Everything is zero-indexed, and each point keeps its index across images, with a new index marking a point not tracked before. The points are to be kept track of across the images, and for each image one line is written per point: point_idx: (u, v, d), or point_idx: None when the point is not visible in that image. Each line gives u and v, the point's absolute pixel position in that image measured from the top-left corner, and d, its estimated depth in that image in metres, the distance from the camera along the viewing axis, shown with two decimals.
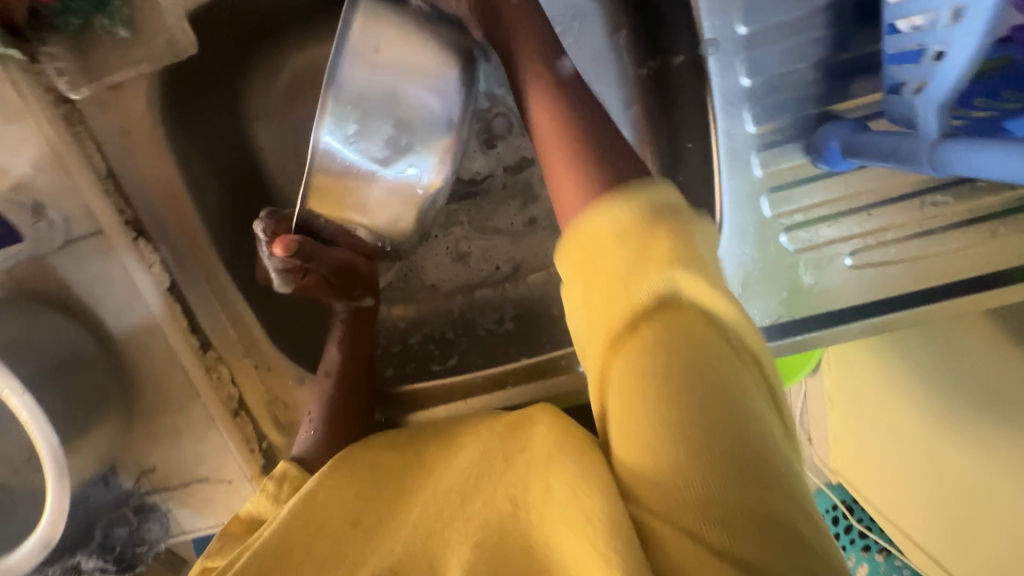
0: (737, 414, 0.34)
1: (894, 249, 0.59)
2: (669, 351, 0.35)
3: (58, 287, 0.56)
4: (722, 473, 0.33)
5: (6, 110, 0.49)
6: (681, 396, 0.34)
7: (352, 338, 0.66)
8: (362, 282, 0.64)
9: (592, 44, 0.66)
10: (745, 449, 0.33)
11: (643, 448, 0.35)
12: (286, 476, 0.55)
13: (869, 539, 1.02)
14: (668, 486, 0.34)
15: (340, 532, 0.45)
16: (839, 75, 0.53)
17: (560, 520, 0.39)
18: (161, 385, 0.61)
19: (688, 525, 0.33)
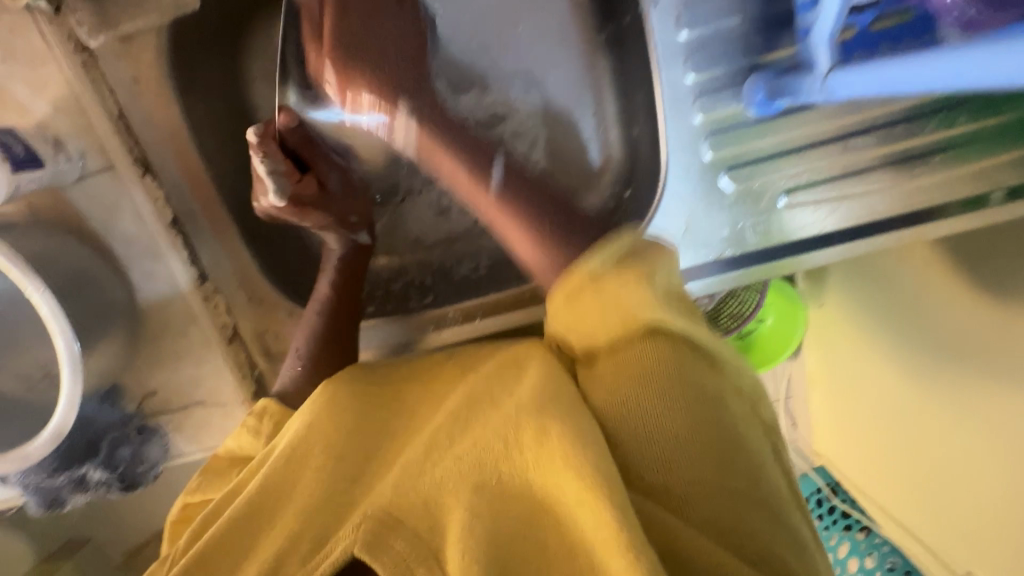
0: (712, 414, 0.48)
1: (823, 190, 0.65)
2: (651, 373, 0.48)
3: (73, 218, 0.63)
4: (706, 461, 0.46)
5: (35, 54, 0.57)
6: (679, 401, 0.47)
7: (346, 273, 0.69)
8: (358, 212, 0.68)
9: (555, 14, 0.75)
10: (721, 441, 0.47)
11: (652, 442, 0.47)
12: (264, 414, 0.63)
13: (851, 518, 1.11)
14: (672, 469, 0.46)
15: (324, 468, 0.53)
16: (767, 29, 0.60)
17: (560, 471, 0.45)
18: (163, 311, 0.68)
19: (680, 500, 0.45)
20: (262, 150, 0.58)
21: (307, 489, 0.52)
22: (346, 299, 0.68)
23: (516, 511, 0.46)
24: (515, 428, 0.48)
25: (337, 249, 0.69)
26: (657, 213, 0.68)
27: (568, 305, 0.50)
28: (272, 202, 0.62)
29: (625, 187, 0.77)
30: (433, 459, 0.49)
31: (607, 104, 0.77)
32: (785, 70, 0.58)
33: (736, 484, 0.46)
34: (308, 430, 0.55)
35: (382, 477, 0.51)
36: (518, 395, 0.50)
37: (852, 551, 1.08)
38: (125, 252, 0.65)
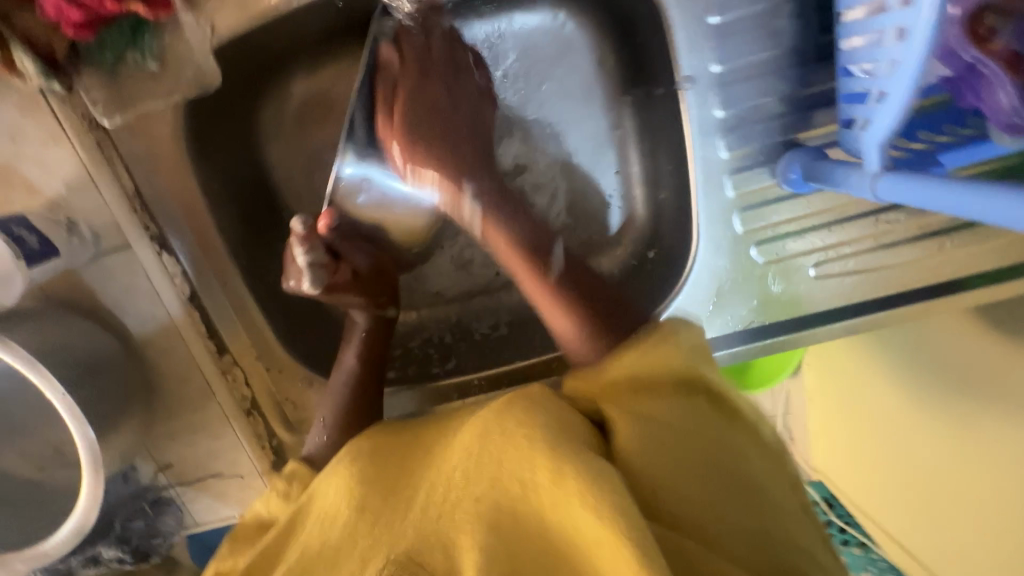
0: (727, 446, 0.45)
1: (852, 261, 0.65)
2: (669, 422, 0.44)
3: (86, 296, 0.61)
4: (734, 504, 0.42)
5: (46, 134, 0.54)
6: (676, 421, 0.45)
7: (371, 347, 0.66)
8: (386, 288, 0.67)
9: (581, 72, 0.73)
10: (739, 477, 0.44)
11: (655, 475, 0.42)
12: (296, 475, 0.60)
13: (850, 534, 1.07)
14: (679, 494, 0.42)
15: (349, 521, 0.50)
16: (803, 107, 0.59)
17: (576, 507, 0.41)
18: (180, 385, 0.66)
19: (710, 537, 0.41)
20: (306, 244, 0.59)
21: (333, 543, 0.49)
22: (371, 377, 0.65)
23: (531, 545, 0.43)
24: (531, 466, 0.44)
25: (363, 324, 0.66)
26: (686, 283, 0.67)
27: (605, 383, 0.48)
28: (305, 290, 0.61)
29: (648, 246, 0.75)
30: (452, 499, 0.46)
31: (631, 163, 0.75)
32: (820, 151, 0.58)
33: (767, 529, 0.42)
34: (338, 485, 0.53)
35: (405, 516, 0.48)
36: (535, 424, 0.46)
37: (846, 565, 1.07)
38: (139, 328, 0.63)
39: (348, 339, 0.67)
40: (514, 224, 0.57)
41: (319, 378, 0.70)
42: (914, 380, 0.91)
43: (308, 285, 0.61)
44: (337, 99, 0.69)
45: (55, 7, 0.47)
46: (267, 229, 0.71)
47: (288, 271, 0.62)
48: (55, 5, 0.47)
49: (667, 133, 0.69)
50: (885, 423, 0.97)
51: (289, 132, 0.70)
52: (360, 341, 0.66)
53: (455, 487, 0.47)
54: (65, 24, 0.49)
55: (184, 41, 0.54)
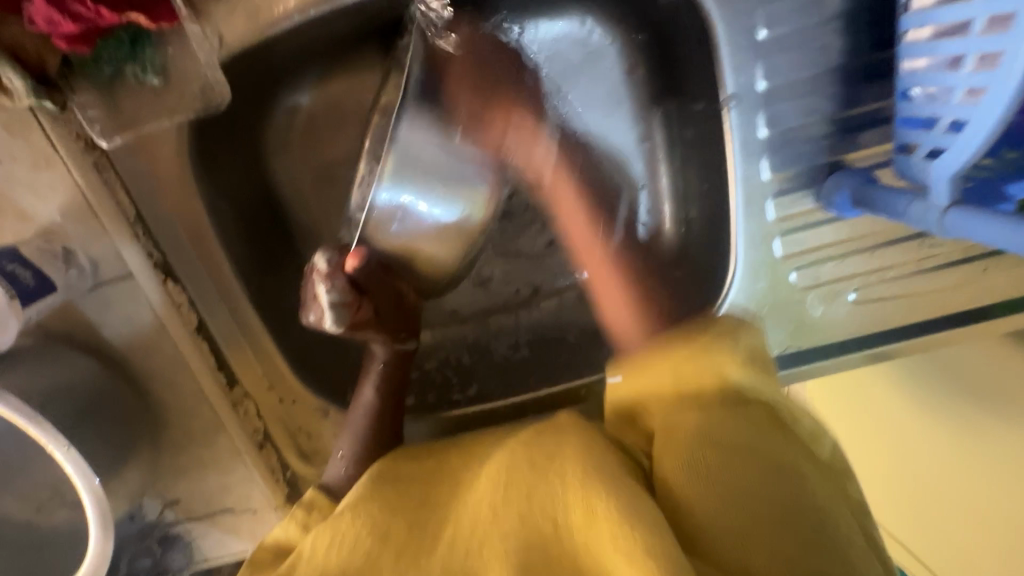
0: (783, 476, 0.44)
1: (893, 286, 0.63)
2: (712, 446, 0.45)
3: (85, 329, 0.56)
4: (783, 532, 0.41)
5: (36, 157, 0.49)
6: (718, 436, 0.45)
7: (391, 381, 0.62)
8: (408, 323, 0.61)
9: (608, 82, 0.69)
10: (793, 506, 0.42)
11: (692, 491, 0.43)
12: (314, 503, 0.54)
13: None
14: (713, 512, 0.42)
15: (370, 550, 0.45)
16: (850, 128, 0.56)
17: (614, 551, 0.39)
18: (188, 420, 0.62)
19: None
20: (329, 282, 0.54)
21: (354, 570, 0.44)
22: (390, 413, 0.61)
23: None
24: (565, 501, 0.43)
25: (381, 357, 0.62)
26: (722, 308, 0.64)
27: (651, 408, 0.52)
28: (326, 327, 0.56)
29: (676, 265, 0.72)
30: (480, 535, 0.44)
31: (660, 178, 0.72)
32: (871, 174, 0.55)
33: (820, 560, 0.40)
34: (355, 507, 0.48)
35: (429, 551, 0.45)
36: (568, 455, 0.46)
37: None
38: (142, 362, 0.58)
39: (364, 372, 0.62)
40: (652, 293, 0.68)
41: (335, 408, 0.66)
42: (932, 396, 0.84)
43: (330, 321, 0.55)
44: (351, 112, 0.65)
45: (47, 20, 0.42)
46: (276, 251, 0.66)
47: (308, 306, 0.56)
48: (47, 17, 0.42)
49: (701, 149, 0.65)
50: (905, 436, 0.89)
51: (299, 146, 0.65)
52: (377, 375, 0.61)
53: (484, 520, 0.45)
54: (57, 36, 0.43)
55: (190, 53, 0.49)
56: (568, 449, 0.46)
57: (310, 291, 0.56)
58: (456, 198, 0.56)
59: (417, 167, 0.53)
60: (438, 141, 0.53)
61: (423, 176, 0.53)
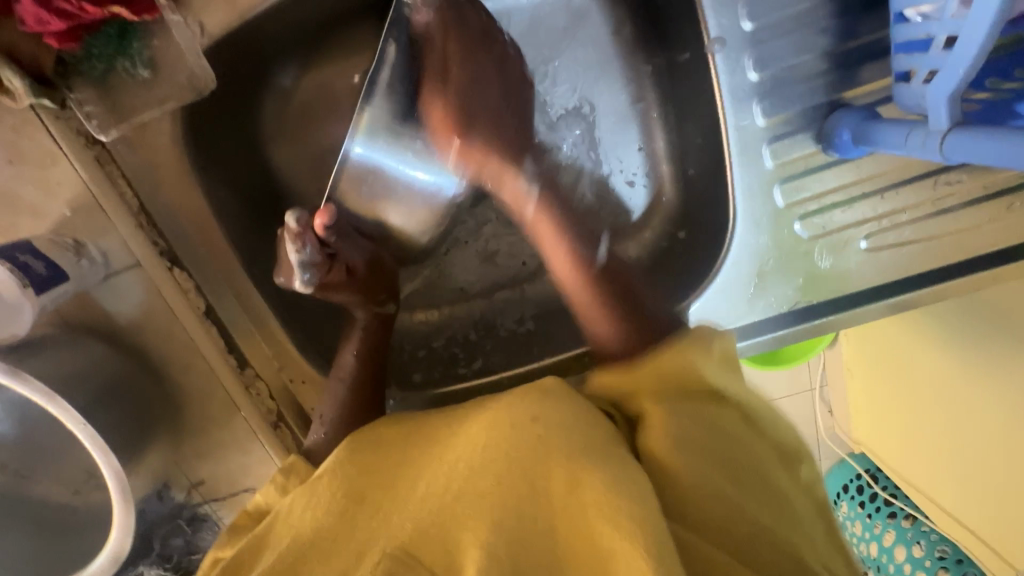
0: (757, 458, 0.47)
1: (909, 231, 0.59)
2: (707, 425, 0.46)
3: (101, 319, 0.58)
4: (756, 504, 0.44)
5: (39, 154, 0.51)
6: (699, 428, 0.46)
7: (374, 346, 0.64)
8: (384, 287, 0.64)
9: (596, 42, 0.68)
10: (763, 480, 0.46)
11: (672, 467, 0.44)
12: (293, 468, 0.56)
13: (894, 506, 1.18)
14: (692, 492, 0.43)
15: (346, 509, 0.49)
16: (850, 61, 0.53)
17: (597, 517, 0.41)
18: (204, 403, 0.64)
19: (733, 544, 0.42)
20: (299, 242, 0.54)
21: (328, 529, 0.48)
22: (371, 383, 0.62)
23: (537, 542, 0.43)
24: (544, 467, 0.45)
25: (362, 322, 0.64)
26: (726, 263, 0.62)
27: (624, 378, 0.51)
28: (296, 288, 0.57)
29: (679, 227, 0.70)
30: (454, 491, 0.46)
31: (656, 140, 0.70)
32: (871, 110, 0.52)
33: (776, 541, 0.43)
34: (336, 471, 0.51)
35: (404, 508, 0.47)
36: (551, 420, 0.47)
37: (899, 538, 1.15)
38: (158, 347, 0.61)
39: (347, 338, 0.64)
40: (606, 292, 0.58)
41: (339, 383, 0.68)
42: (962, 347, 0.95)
43: (298, 284, 0.57)
44: (341, 94, 0.67)
45: (37, 19, 0.45)
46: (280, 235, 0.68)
47: (280, 267, 0.59)
48: (36, 16, 0.45)
49: (691, 102, 0.64)
50: (934, 392, 1.01)
51: (294, 131, 0.67)
52: (358, 339, 0.63)
53: (461, 478, 0.46)
54: (48, 35, 0.46)
55: (175, 44, 0.51)
56: (552, 412, 0.47)
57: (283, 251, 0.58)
58: (439, 163, 0.63)
59: (392, 132, 0.58)
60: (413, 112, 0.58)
61: (397, 136, 0.58)
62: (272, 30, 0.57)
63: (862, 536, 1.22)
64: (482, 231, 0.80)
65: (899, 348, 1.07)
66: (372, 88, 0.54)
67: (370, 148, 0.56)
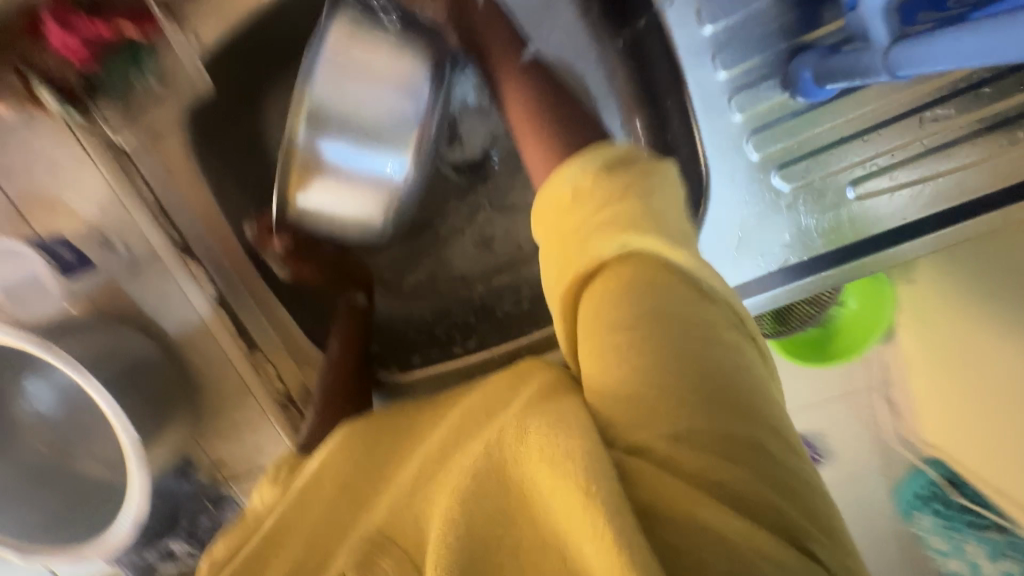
0: (711, 344, 0.39)
1: (899, 174, 0.57)
2: (641, 291, 0.40)
3: (128, 307, 0.66)
4: (704, 402, 0.37)
5: (71, 160, 0.59)
6: (645, 331, 0.39)
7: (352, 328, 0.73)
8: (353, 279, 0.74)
9: (569, 24, 0.69)
10: (723, 379, 0.38)
11: (601, 366, 0.40)
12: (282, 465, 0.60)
13: (986, 518, 1.06)
14: (627, 397, 0.38)
15: (330, 498, 0.50)
16: (809, 5, 0.53)
17: (546, 482, 0.37)
18: (221, 383, 0.70)
19: (687, 462, 0.35)
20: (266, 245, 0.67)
21: (315, 522, 0.49)
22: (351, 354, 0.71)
23: (501, 517, 0.39)
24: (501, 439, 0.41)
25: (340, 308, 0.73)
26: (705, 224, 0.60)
27: (557, 211, 0.46)
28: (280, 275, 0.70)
29: None
30: (426, 483, 0.44)
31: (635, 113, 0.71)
32: (833, 49, 0.51)
33: (742, 429, 0.36)
34: (325, 461, 0.53)
35: (383, 502, 0.46)
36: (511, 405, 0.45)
37: (991, 555, 1.04)
38: (178, 331, 0.67)
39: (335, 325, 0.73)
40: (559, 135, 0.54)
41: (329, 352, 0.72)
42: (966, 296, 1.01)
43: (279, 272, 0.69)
44: None
45: (64, 45, 0.53)
46: None
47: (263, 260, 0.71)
48: (62, 40, 0.53)
49: (656, 69, 0.65)
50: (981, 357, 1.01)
51: None
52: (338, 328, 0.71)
53: (436, 466, 0.45)
54: (74, 58, 0.54)
55: (177, 57, 0.59)
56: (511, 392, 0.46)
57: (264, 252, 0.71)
58: (397, 148, 0.62)
59: (335, 120, 0.58)
60: (359, 97, 0.58)
61: (338, 132, 0.59)
62: (259, 41, 0.63)
63: (947, 550, 1.12)
64: (478, 217, 0.81)
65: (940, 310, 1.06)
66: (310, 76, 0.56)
67: (316, 139, 0.59)
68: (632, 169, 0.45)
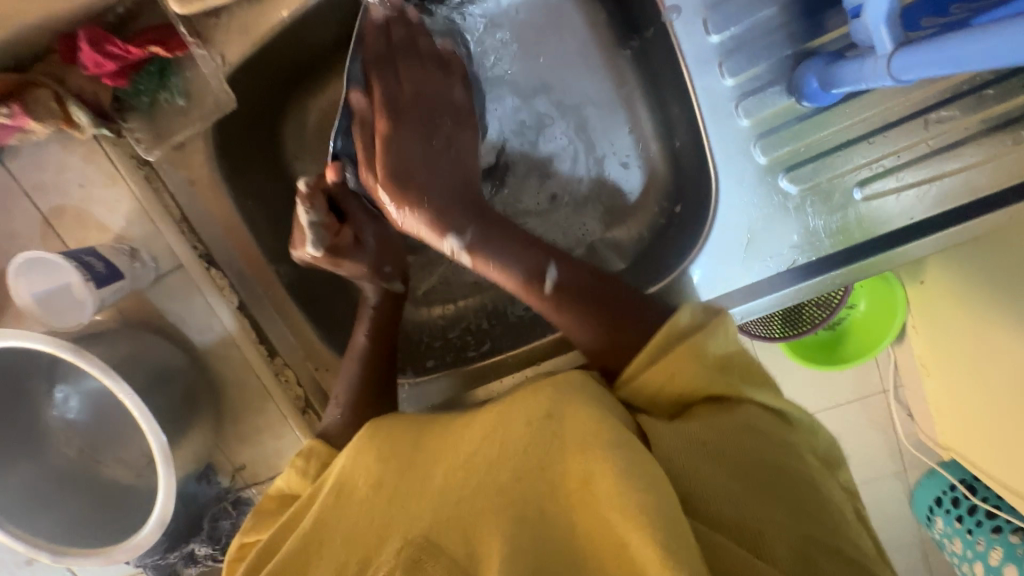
0: (779, 456, 0.51)
1: (905, 174, 0.57)
2: (722, 415, 0.51)
3: (154, 316, 0.68)
4: (778, 505, 0.48)
5: (103, 176, 0.63)
6: (728, 438, 0.50)
7: (382, 322, 0.69)
8: (389, 258, 0.68)
9: (576, 37, 0.72)
10: (788, 482, 0.49)
11: (694, 459, 0.48)
12: (313, 452, 0.60)
13: (999, 519, 1.07)
14: (716, 488, 0.47)
15: (366, 496, 0.50)
16: (811, 13, 0.55)
17: (614, 514, 0.44)
18: (241, 390, 0.71)
19: (756, 546, 0.45)
20: (309, 203, 0.60)
21: (353, 521, 0.49)
22: (380, 360, 0.67)
23: (552, 523, 0.47)
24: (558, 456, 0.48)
25: (373, 297, 0.69)
26: (714, 227, 0.61)
27: (638, 362, 0.54)
28: (309, 252, 0.63)
29: (674, 201, 0.71)
30: (472, 485, 0.48)
31: (642, 121, 0.73)
32: (838, 54, 0.52)
33: (795, 521, 0.47)
34: (357, 458, 0.53)
35: (424, 494, 0.49)
36: (566, 415, 0.49)
37: (1009, 556, 1.02)
38: (201, 339, 0.69)
39: (360, 318, 0.69)
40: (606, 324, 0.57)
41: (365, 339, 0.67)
42: (963, 295, 0.99)
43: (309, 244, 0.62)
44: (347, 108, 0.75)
45: (95, 63, 0.56)
46: None
47: (295, 239, 0.64)
48: (94, 61, 0.56)
49: (663, 76, 0.67)
50: (986, 358, 0.96)
51: (312, 145, 0.77)
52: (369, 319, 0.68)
53: (479, 473, 0.48)
54: (104, 75, 0.58)
55: (201, 73, 0.60)
56: (569, 412, 0.50)
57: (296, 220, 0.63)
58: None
59: None
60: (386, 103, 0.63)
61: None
62: (281, 57, 0.66)
63: (964, 555, 1.10)
64: None
65: (947, 310, 1.03)
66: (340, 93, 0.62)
67: None
68: (713, 321, 0.54)
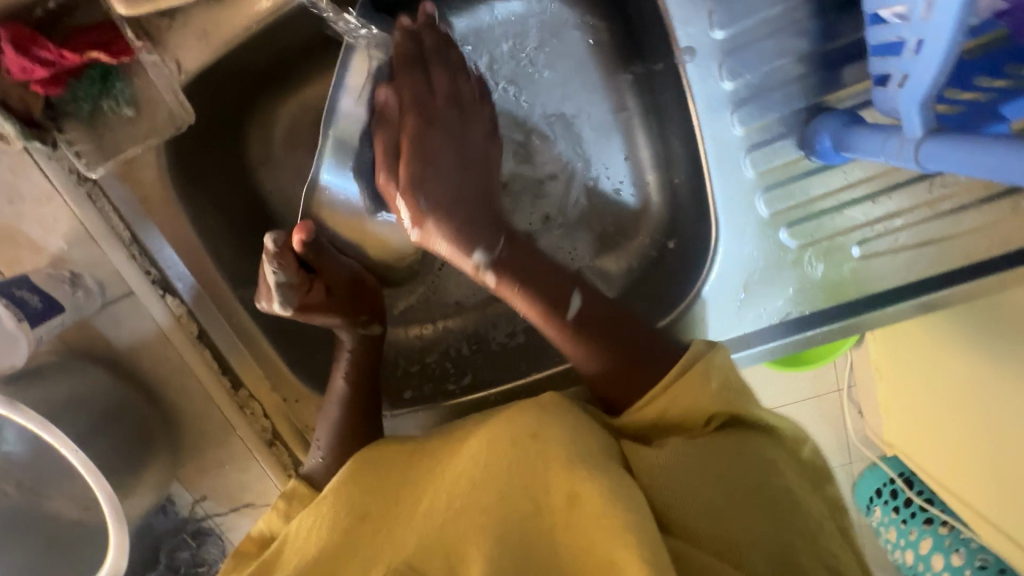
0: (761, 463, 0.48)
1: (904, 235, 0.56)
2: (704, 415, 0.50)
3: (101, 345, 0.61)
4: (764, 520, 0.46)
5: (34, 193, 0.55)
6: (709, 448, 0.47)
7: (362, 369, 0.64)
8: (366, 307, 0.64)
9: (574, 56, 0.68)
10: (776, 501, 0.47)
11: (670, 475, 0.46)
12: (295, 494, 0.56)
13: (931, 513, 1.14)
14: (686, 499, 0.45)
15: (349, 526, 0.48)
16: (829, 64, 0.52)
17: (593, 527, 0.42)
18: (200, 421, 0.65)
19: (727, 552, 0.44)
20: (277, 262, 0.56)
21: (333, 550, 0.47)
22: (360, 399, 0.62)
23: (537, 541, 0.43)
24: (547, 479, 0.45)
25: (348, 345, 0.64)
26: (712, 278, 0.59)
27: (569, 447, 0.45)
28: (276, 311, 0.59)
29: (669, 236, 0.68)
30: (456, 507, 0.45)
31: (641, 148, 0.69)
32: (854, 114, 0.50)
33: (777, 529, 0.46)
34: (338, 493, 0.50)
35: (407, 527, 0.46)
36: (551, 435, 0.46)
37: (937, 546, 1.11)
38: (156, 370, 0.63)
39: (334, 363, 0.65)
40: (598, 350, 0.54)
41: (336, 389, 0.62)
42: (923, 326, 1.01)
43: (278, 305, 0.58)
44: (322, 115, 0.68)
45: (22, 68, 0.49)
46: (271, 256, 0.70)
47: (259, 292, 0.59)
48: (20, 65, 0.48)
49: (666, 109, 0.63)
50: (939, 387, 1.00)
51: (281, 152, 0.69)
52: (344, 363, 0.64)
53: (462, 493, 0.46)
54: (33, 82, 0.50)
55: (151, 82, 0.53)
56: (552, 430, 0.46)
57: (261, 274, 0.59)
58: None
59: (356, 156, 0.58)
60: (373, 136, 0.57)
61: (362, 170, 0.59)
62: (250, 60, 0.58)
63: (896, 543, 1.18)
64: None
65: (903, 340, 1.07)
66: (335, 108, 0.56)
67: (336, 171, 0.59)
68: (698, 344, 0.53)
